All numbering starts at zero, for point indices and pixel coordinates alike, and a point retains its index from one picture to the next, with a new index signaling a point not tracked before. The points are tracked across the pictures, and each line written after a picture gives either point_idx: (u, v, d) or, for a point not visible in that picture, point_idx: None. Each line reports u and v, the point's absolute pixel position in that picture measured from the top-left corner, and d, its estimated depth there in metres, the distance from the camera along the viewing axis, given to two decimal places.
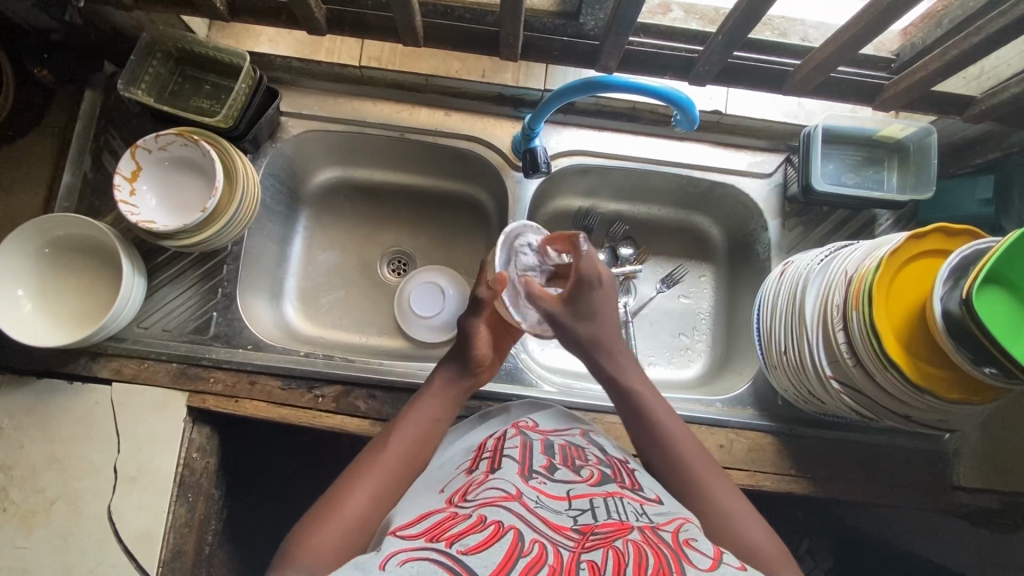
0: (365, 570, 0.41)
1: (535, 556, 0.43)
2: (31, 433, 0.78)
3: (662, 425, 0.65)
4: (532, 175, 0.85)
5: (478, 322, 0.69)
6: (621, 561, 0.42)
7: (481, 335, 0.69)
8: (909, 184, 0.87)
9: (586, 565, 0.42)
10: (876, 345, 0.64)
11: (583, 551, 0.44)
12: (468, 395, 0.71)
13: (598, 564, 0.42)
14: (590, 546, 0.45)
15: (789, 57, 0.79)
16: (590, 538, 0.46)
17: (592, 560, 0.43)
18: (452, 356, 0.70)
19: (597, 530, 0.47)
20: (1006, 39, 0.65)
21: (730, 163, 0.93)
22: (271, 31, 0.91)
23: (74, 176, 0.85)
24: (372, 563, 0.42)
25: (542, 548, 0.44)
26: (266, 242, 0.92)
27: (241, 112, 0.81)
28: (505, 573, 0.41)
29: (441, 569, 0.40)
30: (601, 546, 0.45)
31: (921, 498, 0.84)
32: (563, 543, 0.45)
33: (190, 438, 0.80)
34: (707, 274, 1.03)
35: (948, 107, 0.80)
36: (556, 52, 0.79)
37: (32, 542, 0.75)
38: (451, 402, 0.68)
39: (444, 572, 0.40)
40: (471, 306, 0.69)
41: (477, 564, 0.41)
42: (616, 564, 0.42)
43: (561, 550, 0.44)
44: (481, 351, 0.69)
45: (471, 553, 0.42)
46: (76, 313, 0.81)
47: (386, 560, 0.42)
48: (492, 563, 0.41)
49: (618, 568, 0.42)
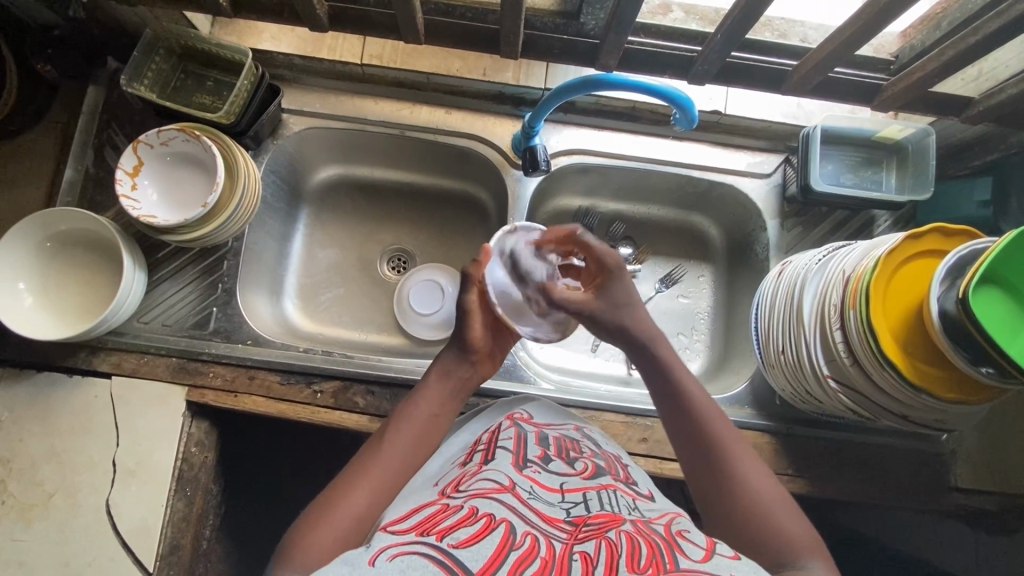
0: (355, 565, 0.41)
1: (526, 548, 0.43)
2: (30, 427, 0.78)
3: (699, 406, 0.63)
4: (532, 173, 0.85)
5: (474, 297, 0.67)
6: (614, 553, 0.43)
7: (475, 312, 0.67)
8: (907, 185, 0.87)
9: (578, 557, 0.43)
10: (873, 344, 0.64)
11: (576, 543, 0.45)
12: (471, 385, 0.71)
13: (590, 555, 0.43)
14: (583, 537, 0.45)
15: (787, 57, 0.79)
16: (583, 529, 0.47)
17: (584, 551, 0.43)
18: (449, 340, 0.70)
19: (590, 520, 0.48)
20: (1005, 39, 0.66)
21: (730, 163, 0.93)
22: (274, 28, 0.92)
23: (77, 171, 0.85)
24: (361, 558, 0.42)
25: (535, 541, 0.44)
26: (267, 239, 0.93)
27: (243, 107, 0.82)
28: (495, 568, 0.41)
29: (433, 564, 0.40)
30: (594, 537, 0.45)
31: (918, 498, 0.84)
32: (556, 535, 0.46)
33: (189, 433, 0.81)
34: (706, 274, 1.03)
35: (947, 108, 0.80)
36: (556, 50, 0.79)
37: (31, 534, 0.75)
38: (449, 397, 0.68)
39: (435, 565, 0.40)
40: (464, 281, 0.67)
41: (467, 558, 0.41)
42: (608, 556, 0.42)
43: (553, 542, 0.44)
44: (475, 330, 0.68)
45: (462, 546, 0.42)
46: (77, 308, 0.81)
47: (376, 556, 0.42)
48: (482, 557, 0.41)
49: (610, 561, 0.42)
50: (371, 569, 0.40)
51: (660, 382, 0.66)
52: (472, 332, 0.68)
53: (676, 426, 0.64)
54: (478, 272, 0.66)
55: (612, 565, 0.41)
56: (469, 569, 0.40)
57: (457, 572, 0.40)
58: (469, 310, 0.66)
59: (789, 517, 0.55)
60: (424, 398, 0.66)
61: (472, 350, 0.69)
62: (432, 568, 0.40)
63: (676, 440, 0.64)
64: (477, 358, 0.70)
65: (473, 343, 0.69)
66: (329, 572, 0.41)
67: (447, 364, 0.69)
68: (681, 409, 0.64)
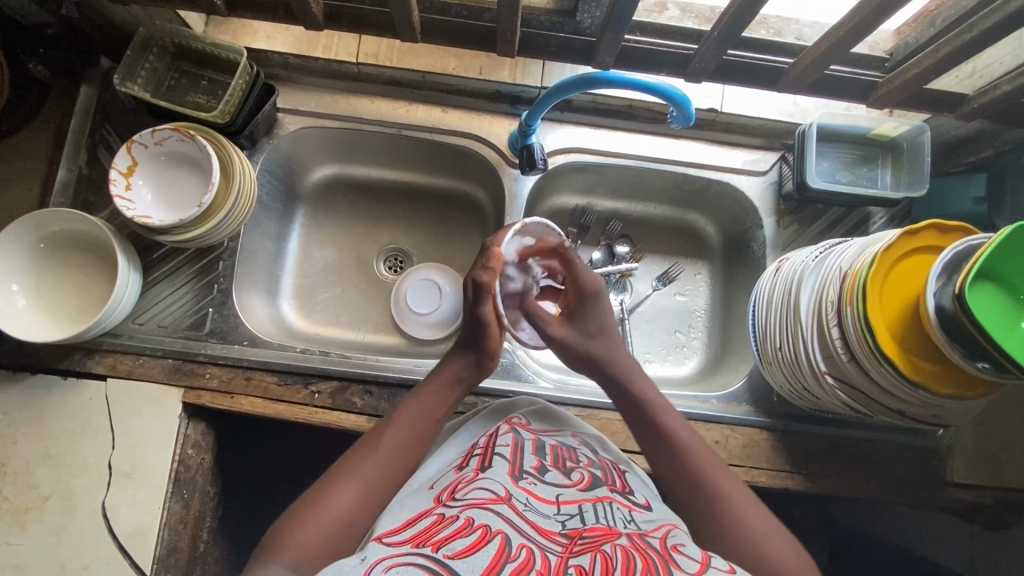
0: None
1: (522, 562, 0.43)
2: (24, 430, 0.77)
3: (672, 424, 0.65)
4: (529, 171, 0.86)
5: (491, 308, 0.67)
6: (609, 566, 0.43)
7: (492, 321, 0.67)
8: (902, 182, 0.88)
9: (574, 570, 0.43)
10: (869, 340, 0.64)
11: (571, 557, 0.45)
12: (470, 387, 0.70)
13: (586, 569, 0.43)
14: (578, 551, 0.45)
15: (782, 55, 0.79)
16: (578, 542, 0.47)
17: (579, 566, 0.43)
18: (463, 345, 0.69)
19: (585, 534, 0.48)
20: (998, 36, 0.66)
21: (726, 160, 0.93)
22: (269, 27, 0.92)
23: (70, 172, 0.84)
24: (356, 569, 0.42)
25: (530, 553, 0.44)
26: (262, 239, 0.92)
27: (238, 106, 0.81)
28: None
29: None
30: (589, 550, 0.45)
31: (915, 492, 0.84)
32: (550, 548, 0.46)
33: (185, 435, 0.80)
34: (702, 272, 1.03)
35: (941, 105, 0.80)
36: (553, 47, 0.79)
37: (25, 538, 0.74)
38: (450, 402, 0.67)
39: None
40: (479, 292, 0.66)
41: (462, 569, 0.41)
42: (603, 569, 0.43)
43: (548, 555, 0.45)
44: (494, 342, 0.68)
45: (457, 558, 0.42)
46: (70, 308, 0.81)
47: (371, 567, 0.42)
48: (478, 569, 0.41)
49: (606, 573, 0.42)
50: None
51: (635, 405, 0.67)
52: (492, 342, 0.68)
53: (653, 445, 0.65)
54: (491, 282, 0.65)
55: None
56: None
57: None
58: (487, 322, 0.66)
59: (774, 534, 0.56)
60: (424, 403, 0.66)
61: (489, 357, 0.69)
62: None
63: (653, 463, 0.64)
64: (489, 369, 0.70)
65: (491, 352, 0.69)
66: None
67: (460, 369, 0.69)
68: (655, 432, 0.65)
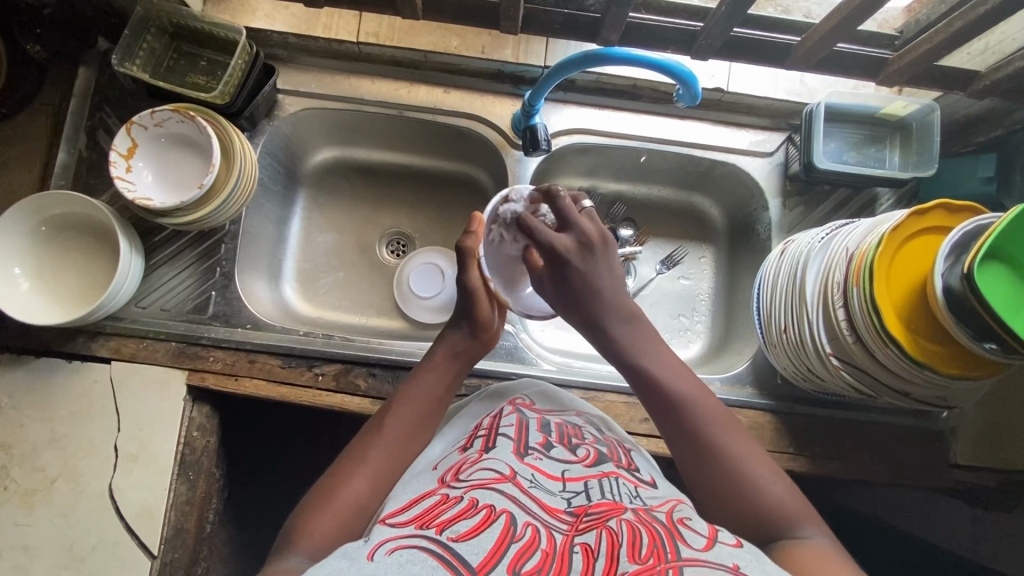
0: (353, 560, 0.40)
1: (527, 541, 0.43)
2: (31, 412, 0.78)
3: (684, 398, 0.62)
4: (532, 152, 0.85)
5: (476, 274, 0.70)
6: (615, 542, 0.43)
7: (479, 291, 0.70)
8: (911, 162, 0.87)
9: (580, 550, 0.43)
10: (876, 321, 0.64)
11: (577, 535, 0.45)
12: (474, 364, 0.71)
13: (592, 547, 0.43)
14: (583, 529, 0.45)
15: (790, 32, 0.78)
16: (583, 520, 0.47)
17: (585, 544, 0.43)
18: (454, 322, 0.71)
19: (590, 510, 0.48)
20: (1012, 10, 0.65)
21: (732, 141, 0.92)
22: (268, 6, 0.90)
23: (70, 154, 0.84)
24: (359, 552, 0.42)
25: (535, 533, 0.44)
26: (265, 222, 0.92)
27: (239, 86, 0.80)
28: (496, 561, 0.41)
29: (432, 558, 0.40)
30: (595, 527, 0.45)
31: (919, 473, 0.84)
32: (556, 527, 0.45)
33: (190, 417, 0.81)
34: (707, 255, 1.03)
35: (952, 82, 0.79)
36: (557, 25, 0.78)
37: (34, 520, 0.75)
38: (452, 377, 0.68)
39: (434, 560, 0.40)
40: (461, 257, 0.70)
41: (467, 552, 0.41)
42: (610, 545, 0.43)
43: (554, 534, 0.44)
44: (483, 311, 0.71)
45: (461, 540, 0.42)
46: (72, 291, 0.80)
47: (374, 551, 0.42)
48: (481, 552, 0.41)
49: (611, 552, 0.42)
50: (371, 565, 0.40)
51: (640, 374, 0.65)
52: (481, 311, 0.71)
53: (662, 413, 0.63)
54: (473, 248, 0.70)
55: (613, 556, 0.41)
56: (470, 563, 0.40)
57: (456, 565, 0.40)
58: (474, 289, 0.69)
59: (777, 484, 0.56)
60: (424, 381, 0.66)
61: (484, 328, 0.71)
62: (431, 562, 0.40)
63: (656, 422, 0.64)
64: (485, 342, 0.72)
65: (483, 323, 0.71)
66: (325, 568, 0.40)
67: (456, 344, 0.70)
68: (658, 390, 0.63)
